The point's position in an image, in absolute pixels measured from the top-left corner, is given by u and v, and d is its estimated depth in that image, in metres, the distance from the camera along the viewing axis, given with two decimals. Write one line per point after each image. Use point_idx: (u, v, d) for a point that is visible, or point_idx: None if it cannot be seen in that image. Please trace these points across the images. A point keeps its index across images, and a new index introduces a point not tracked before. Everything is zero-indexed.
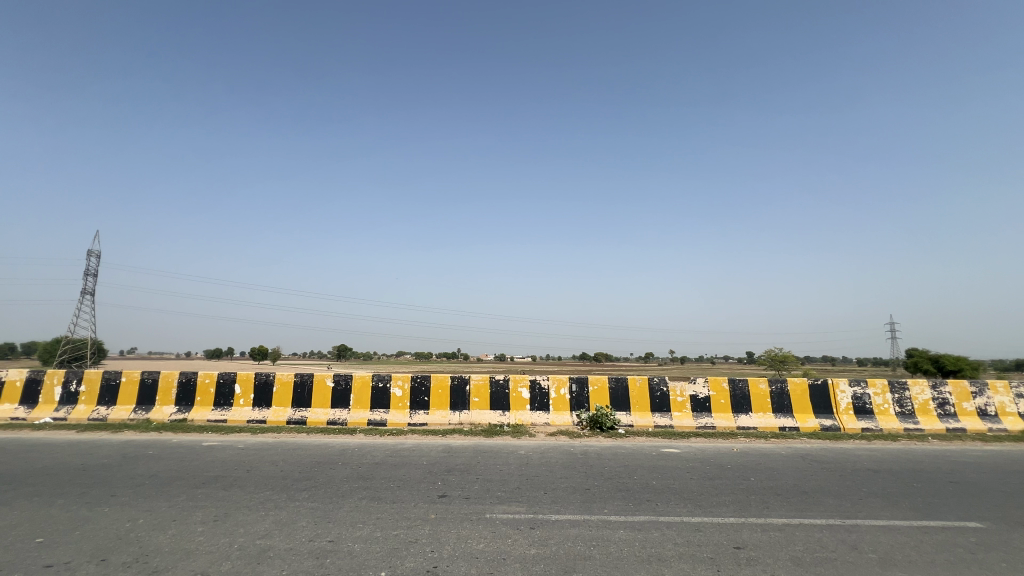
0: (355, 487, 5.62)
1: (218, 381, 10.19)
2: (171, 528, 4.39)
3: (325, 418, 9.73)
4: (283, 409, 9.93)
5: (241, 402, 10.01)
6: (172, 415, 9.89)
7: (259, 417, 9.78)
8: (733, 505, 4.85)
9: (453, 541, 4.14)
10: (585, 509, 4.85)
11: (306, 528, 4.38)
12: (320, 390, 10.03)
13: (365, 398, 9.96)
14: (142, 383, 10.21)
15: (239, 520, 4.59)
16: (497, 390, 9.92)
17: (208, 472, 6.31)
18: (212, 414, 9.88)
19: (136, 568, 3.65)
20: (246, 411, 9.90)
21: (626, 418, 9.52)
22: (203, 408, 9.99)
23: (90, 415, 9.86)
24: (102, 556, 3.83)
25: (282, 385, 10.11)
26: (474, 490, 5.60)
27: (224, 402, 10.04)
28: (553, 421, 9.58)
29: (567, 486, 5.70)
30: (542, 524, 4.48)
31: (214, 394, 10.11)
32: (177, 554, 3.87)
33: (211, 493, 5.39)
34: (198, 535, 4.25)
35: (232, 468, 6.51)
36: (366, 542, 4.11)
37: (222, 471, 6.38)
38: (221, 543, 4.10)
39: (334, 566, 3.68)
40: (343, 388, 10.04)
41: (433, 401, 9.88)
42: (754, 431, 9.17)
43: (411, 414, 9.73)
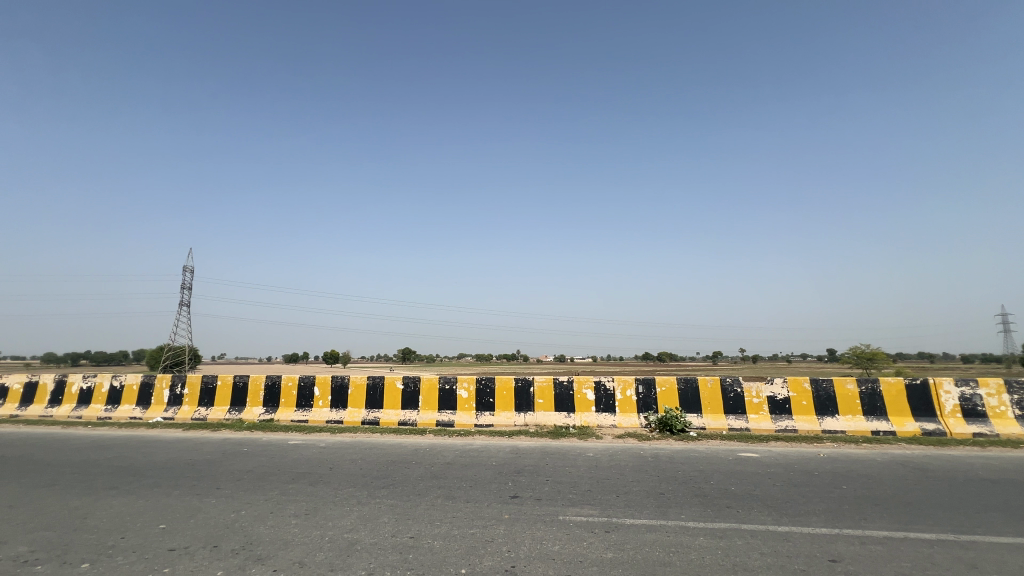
0: (430, 486, 5.84)
1: (300, 384, 10.95)
2: (269, 519, 4.78)
3: (396, 418, 10.17)
4: (358, 410, 10.48)
5: (320, 404, 10.68)
6: (261, 415, 10.74)
7: (337, 418, 10.39)
8: (824, 514, 4.53)
9: (528, 542, 4.18)
10: (661, 514, 4.73)
11: (388, 524, 4.60)
12: (391, 392, 10.49)
13: (433, 399, 10.29)
14: (234, 386, 11.18)
15: (327, 514, 4.91)
16: (562, 392, 9.89)
17: (296, 469, 6.81)
18: (295, 414, 10.63)
19: (243, 555, 4.00)
20: (325, 412, 10.56)
21: (698, 420, 9.16)
22: (287, 409, 10.77)
23: (193, 415, 10.95)
24: (214, 542, 4.23)
25: (356, 388, 10.67)
26: (544, 491, 5.63)
27: (305, 404, 10.75)
28: (620, 423, 9.41)
29: (639, 490, 5.57)
30: (618, 528, 4.42)
31: (296, 396, 10.86)
32: (277, 544, 4.20)
33: (301, 489, 5.81)
34: (293, 527, 4.59)
35: (318, 465, 6.97)
36: (444, 540, 4.25)
37: (308, 468, 6.85)
38: (314, 535, 4.40)
39: (416, 562, 3.84)
40: (412, 390, 10.43)
41: (498, 403, 10.03)
42: (842, 435, 8.50)
43: (477, 415, 9.94)
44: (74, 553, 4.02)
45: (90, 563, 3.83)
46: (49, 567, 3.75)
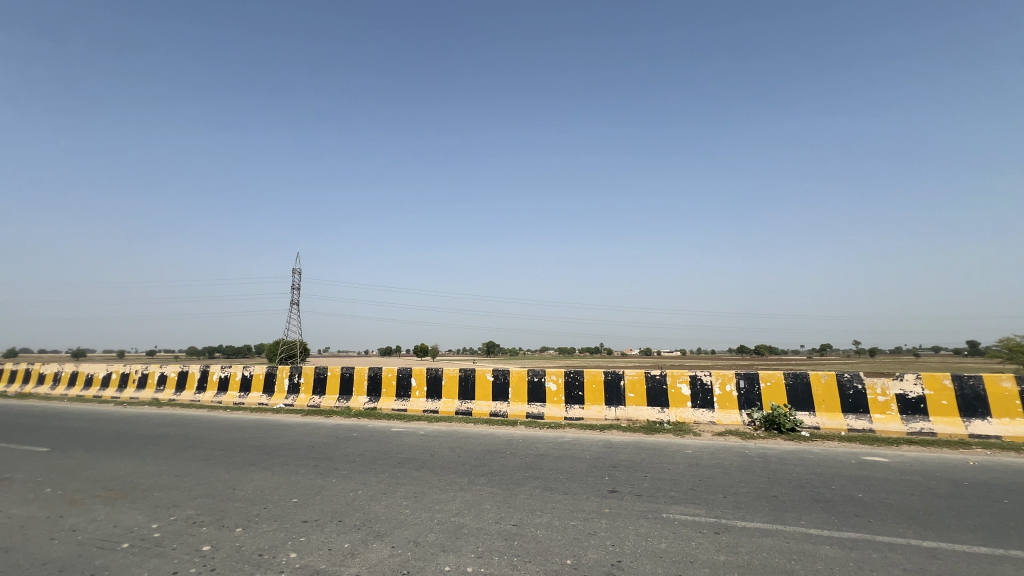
0: (527, 476, 5.96)
1: (399, 375, 11.70)
2: (383, 499, 5.17)
3: (488, 409, 10.48)
4: (452, 400, 10.95)
5: (417, 394, 11.33)
6: (365, 404, 11.64)
7: (433, 408, 10.95)
8: (981, 532, 3.93)
9: (631, 537, 4.11)
10: (776, 519, 4.40)
11: (491, 511, 4.76)
12: (482, 383, 10.82)
13: (522, 391, 10.45)
14: (342, 376, 12.23)
15: (433, 498, 5.19)
16: (654, 386, 9.56)
17: (401, 454, 7.29)
18: (395, 404, 11.37)
19: (364, 531, 4.37)
20: (422, 402, 11.18)
21: (810, 419, 8.39)
22: (388, 398, 11.56)
23: (309, 402, 12.15)
24: (339, 517, 4.67)
25: (449, 379, 11.17)
26: (643, 487, 5.49)
27: (404, 394, 11.46)
28: (719, 420, 8.90)
29: (747, 491, 5.23)
30: (728, 530, 4.19)
31: (395, 386, 11.62)
32: (392, 523, 4.53)
33: (408, 473, 6.21)
34: (405, 508, 4.92)
35: (421, 452, 7.41)
36: (547, 529, 4.31)
37: (412, 454, 7.31)
38: (423, 516, 4.69)
39: (522, 549, 3.93)
40: (502, 382, 10.68)
41: (588, 396, 9.94)
42: (997, 441, 7.33)
43: (567, 408, 9.94)
44: (229, 518, 4.66)
45: (241, 528, 4.41)
46: (212, 529, 4.39)
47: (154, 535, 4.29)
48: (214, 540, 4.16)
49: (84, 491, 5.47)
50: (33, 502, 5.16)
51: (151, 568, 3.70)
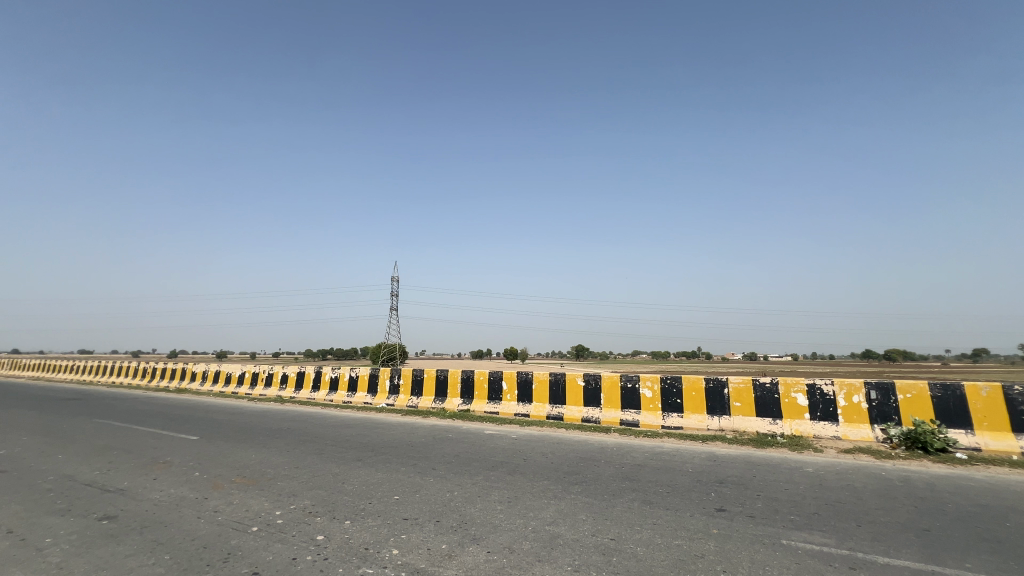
0: (623, 487, 5.68)
1: (490, 378, 11.92)
2: (478, 502, 5.22)
3: (579, 415, 10.26)
4: (542, 405, 10.89)
5: (508, 397, 11.44)
6: (459, 406, 12.01)
7: (524, 412, 10.98)
8: None
9: (747, 565, 3.69)
10: (931, 558, 3.70)
11: (587, 523, 4.59)
12: (573, 388, 10.63)
13: (615, 397, 10.08)
14: (437, 379, 12.74)
15: (527, 504, 5.14)
16: (764, 395, 8.67)
17: (494, 457, 7.37)
18: (488, 406, 11.59)
19: (460, 533, 4.43)
20: (513, 405, 11.26)
21: (967, 439, 7.07)
22: (480, 401, 11.81)
23: (408, 403, 12.83)
24: (437, 517, 4.79)
25: (540, 384, 11.12)
26: (757, 508, 4.95)
27: (496, 397, 11.63)
28: (845, 435, 7.84)
29: (889, 521, 4.48)
30: (866, 566, 3.60)
31: (487, 389, 11.85)
32: (488, 527, 4.54)
33: (501, 477, 6.23)
34: (499, 512, 4.92)
35: (513, 456, 7.44)
36: (648, 547, 4.04)
37: (505, 457, 7.35)
38: (518, 522, 4.64)
39: (621, 566, 3.71)
40: (593, 387, 10.40)
41: (687, 404, 9.31)
42: None
43: (664, 416, 9.38)
44: (340, 510, 4.99)
45: (350, 521, 4.70)
46: (325, 520, 4.72)
47: (278, 521, 4.72)
48: (326, 531, 4.47)
49: (223, 476, 6.22)
50: (186, 483, 5.98)
51: (275, 552, 4.06)
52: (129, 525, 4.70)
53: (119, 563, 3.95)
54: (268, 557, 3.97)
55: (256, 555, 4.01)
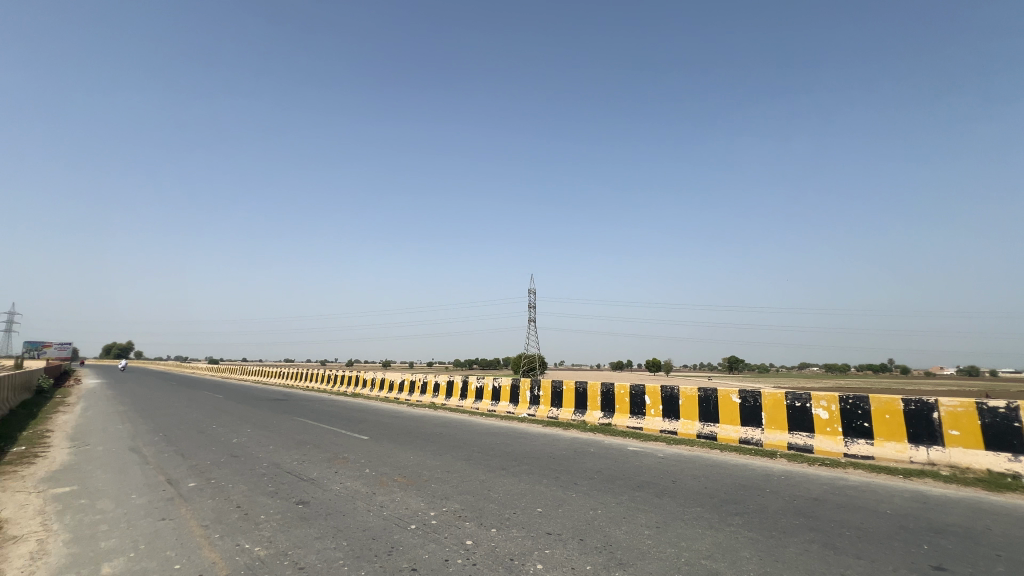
0: (797, 525, 4.85)
1: (631, 392, 11.41)
2: (624, 524, 4.95)
3: (736, 436, 9.20)
4: (691, 422, 10.03)
5: (652, 413, 10.80)
6: (600, 419, 11.69)
7: (670, 429, 10.23)
8: None
9: None
10: None
11: (753, 562, 4.00)
12: (727, 405, 9.59)
13: (780, 417, 8.82)
14: (576, 391, 12.63)
15: (680, 533, 4.69)
16: (996, 424, 6.74)
17: (639, 476, 6.96)
18: (630, 421, 11.08)
19: (606, 555, 4.23)
20: (658, 421, 10.59)
21: None
22: (622, 414, 11.36)
23: (548, 414, 12.94)
24: (581, 536, 4.66)
25: (687, 399, 10.26)
26: (997, 572, 3.79)
27: (638, 412, 11.09)
28: None
29: None
30: None
31: (629, 403, 11.36)
32: (635, 552, 4.26)
33: (648, 498, 5.83)
34: (648, 538, 4.59)
35: (660, 476, 6.93)
36: None
37: (651, 477, 6.89)
38: (670, 552, 4.26)
39: None
40: (752, 405, 9.24)
41: (879, 429, 7.70)
42: None
43: (847, 443, 7.89)
44: (487, 517, 5.17)
45: (496, 529, 4.83)
46: (473, 525, 4.93)
47: (432, 522, 5.06)
48: (475, 536, 4.65)
49: (388, 475, 6.94)
50: (359, 478, 6.81)
51: (430, 551, 4.34)
52: (318, 511, 5.49)
53: (309, 543, 4.61)
54: (424, 555, 4.26)
55: (414, 552, 4.34)
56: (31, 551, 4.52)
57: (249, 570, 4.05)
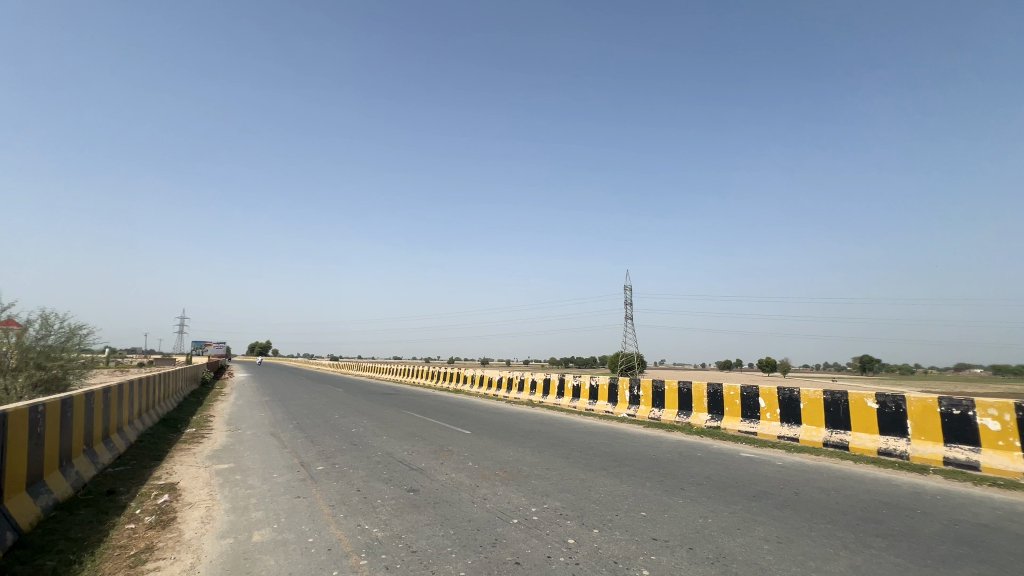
0: (961, 555, 4.10)
1: (743, 393, 10.54)
2: (739, 536, 4.56)
3: (873, 446, 8.05)
4: (816, 428, 8.99)
5: (768, 417, 9.87)
6: (707, 422, 10.95)
7: (791, 435, 9.24)
8: None
9: None
10: None
11: None
12: (860, 411, 8.44)
13: (931, 427, 7.54)
14: (680, 391, 11.98)
15: (806, 551, 4.22)
16: None
17: (755, 485, 6.39)
18: (742, 425, 10.24)
19: (719, 567, 3.93)
20: (775, 426, 9.64)
21: None
22: (732, 418, 10.54)
23: (649, 415, 12.43)
24: (690, 544, 4.38)
25: (811, 403, 9.21)
26: None
27: (751, 415, 10.20)
28: None
29: None
30: None
31: (740, 406, 10.51)
32: (753, 568, 3.91)
33: (766, 510, 5.32)
34: (768, 553, 4.18)
35: (780, 486, 6.29)
36: None
37: (769, 487, 6.30)
38: (794, 571, 3.84)
39: None
40: (893, 412, 8.03)
41: None
42: None
43: None
44: (589, 517, 5.09)
45: (598, 530, 4.73)
46: (574, 524, 4.89)
47: (534, 517, 5.11)
48: (576, 536, 4.60)
49: (490, 469, 7.15)
50: (463, 471, 7.11)
51: (532, 546, 4.38)
52: (427, 499, 5.83)
53: (420, 528, 4.90)
54: (527, 549, 4.31)
55: (517, 546, 4.40)
56: (201, 516, 5.38)
57: (369, 549, 4.42)
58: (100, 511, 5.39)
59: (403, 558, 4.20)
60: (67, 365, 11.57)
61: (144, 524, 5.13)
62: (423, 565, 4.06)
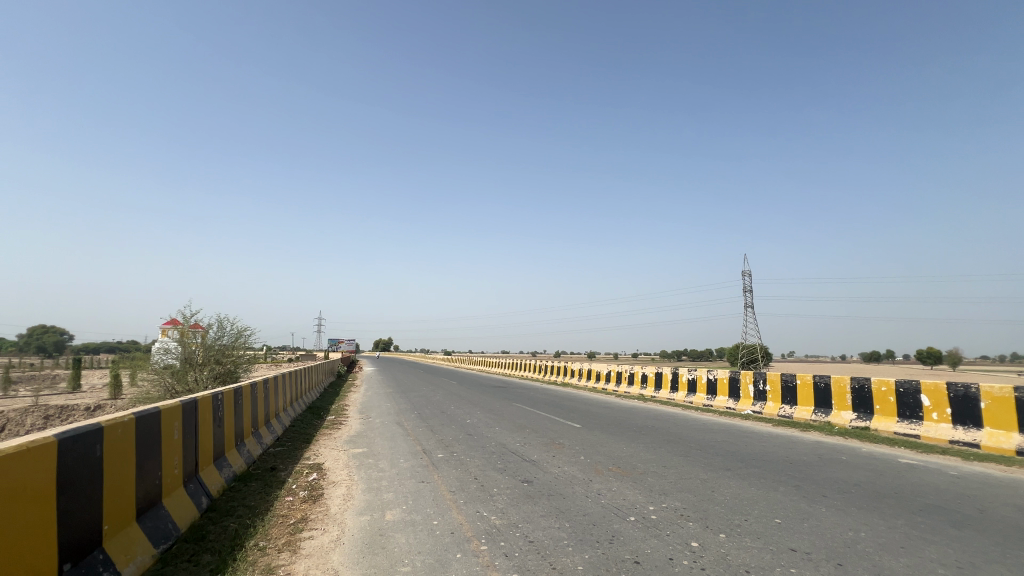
0: None
1: (899, 390, 9.06)
2: (903, 555, 3.91)
3: None
4: (1004, 433, 7.41)
5: (935, 418, 8.36)
6: (852, 421, 9.60)
7: (968, 440, 7.73)
8: None
9: None
10: None
11: None
12: None
13: None
14: (816, 387, 10.67)
15: None
16: None
17: (920, 496, 5.44)
18: (898, 426, 8.80)
19: None
20: (945, 429, 8.13)
21: None
22: (886, 418, 9.11)
23: (778, 412, 11.23)
24: (839, 560, 3.86)
25: (996, 402, 7.62)
26: None
27: (911, 415, 8.72)
28: None
29: None
30: None
31: (895, 404, 9.05)
32: None
33: (938, 527, 4.49)
34: None
35: (957, 501, 5.26)
36: None
37: (940, 500, 5.31)
38: None
39: None
40: None
41: None
42: None
43: None
44: (713, 520, 4.74)
45: (725, 535, 4.38)
46: (698, 527, 4.58)
47: (652, 517, 4.89)
48: (701, 539, 4.31)
49: (603, 464, 7.02)
50: (576, 464, 7.08)
51: (653, 546, 4.20)
52: (541, 491, 5.91)
53: (536, 519, 4.97)
54: (647, 549, 4.14)
55: (636, 544, 4.26)
56: (343, 494, 6.05)
57: (489, 535, 4.59)
58: (266, 484, 6.33)
59: (521, 548, 4.28)
60: (238, 360, 13.80)
61: (299, 497, 5.93)
62: (541, 556, 4.10)
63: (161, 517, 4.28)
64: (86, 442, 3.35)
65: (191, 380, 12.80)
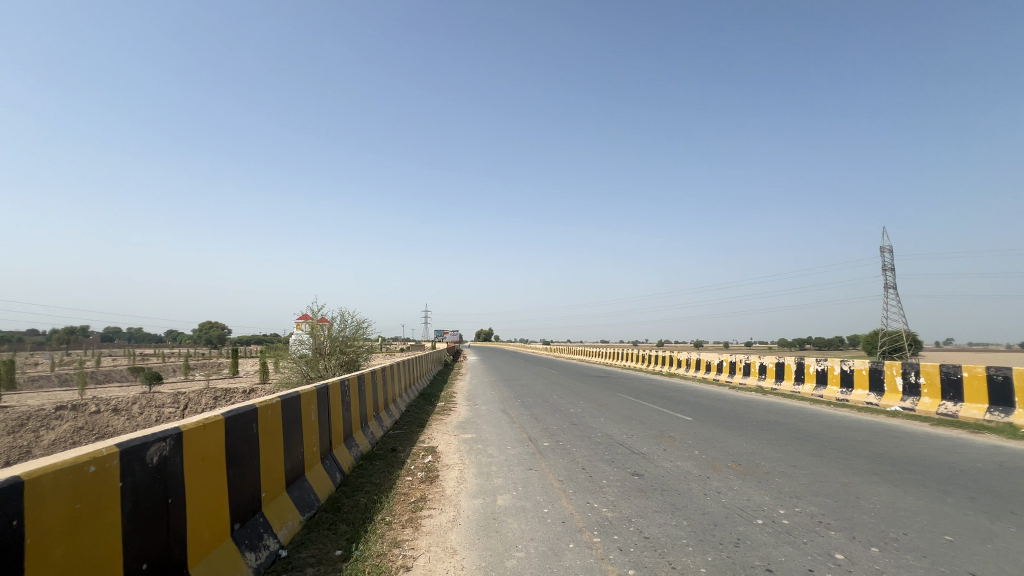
0: None
1: None
2: None
3: None
4: None
5: None
6: None
7: None
8: None
9: None
10: None
11: None
12: None
13: None
14: (989, 380, 8.90)
15: None
16: None
17: None
18: None
19: None
20: None
21: None
22: None
23: (938, 409, 9.52)
24: None
25: None
26: None
27: None
28: None
29: None
30: None
31: None
32: None
33: None
34: None
35: None
36: None
37: None
38: None
39: None
40: None
41: None
42: None
43: None
44: (861, 531, 4.14)
45: (878, 549, 3.80)
46: (842, 537, 4.04)
47: (784, 521, 4.42)
48: (847, 551, 3.79)
49: (720, 460, 6.54)
50: (689, 459, 6.69)
51: (787, 554, 3.79)
52: (653, 485, 5.66)
53: (650, 514, 4.77)
54: (781, 556, 3.75)
55: (767, 550, 3.87)
56: (456, 477, 6.36)
57: (601, 527, 4.50)
58: (388, 464, 6.86)
59: (636, 543, 4.13)
60: (359, 350, 15.21)
61: (418, 477, 6.34)
62: (658, 553, 3.92)
63: (305, 488, 4.83)
64: (245, 420, 3.85)
65: (322, 368, 14.37)
